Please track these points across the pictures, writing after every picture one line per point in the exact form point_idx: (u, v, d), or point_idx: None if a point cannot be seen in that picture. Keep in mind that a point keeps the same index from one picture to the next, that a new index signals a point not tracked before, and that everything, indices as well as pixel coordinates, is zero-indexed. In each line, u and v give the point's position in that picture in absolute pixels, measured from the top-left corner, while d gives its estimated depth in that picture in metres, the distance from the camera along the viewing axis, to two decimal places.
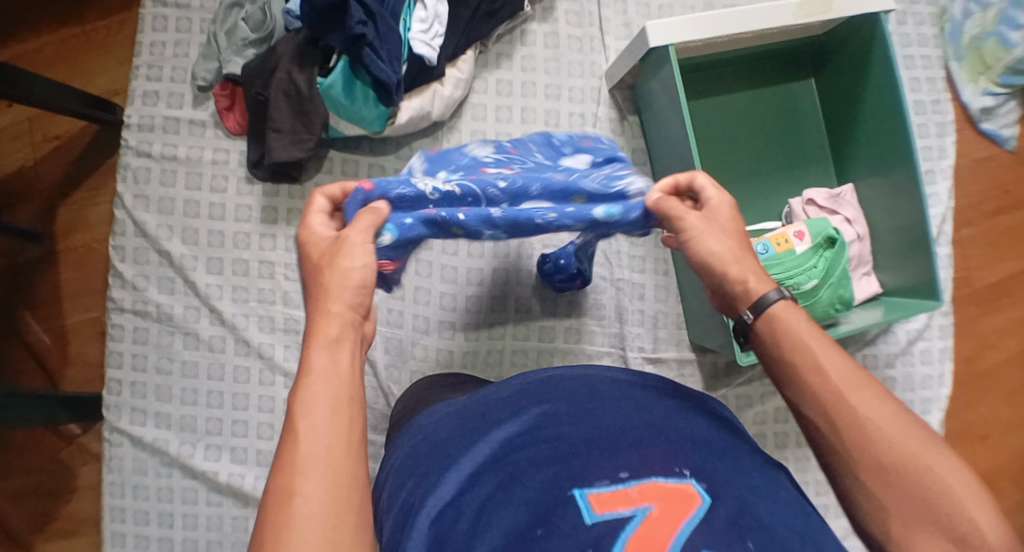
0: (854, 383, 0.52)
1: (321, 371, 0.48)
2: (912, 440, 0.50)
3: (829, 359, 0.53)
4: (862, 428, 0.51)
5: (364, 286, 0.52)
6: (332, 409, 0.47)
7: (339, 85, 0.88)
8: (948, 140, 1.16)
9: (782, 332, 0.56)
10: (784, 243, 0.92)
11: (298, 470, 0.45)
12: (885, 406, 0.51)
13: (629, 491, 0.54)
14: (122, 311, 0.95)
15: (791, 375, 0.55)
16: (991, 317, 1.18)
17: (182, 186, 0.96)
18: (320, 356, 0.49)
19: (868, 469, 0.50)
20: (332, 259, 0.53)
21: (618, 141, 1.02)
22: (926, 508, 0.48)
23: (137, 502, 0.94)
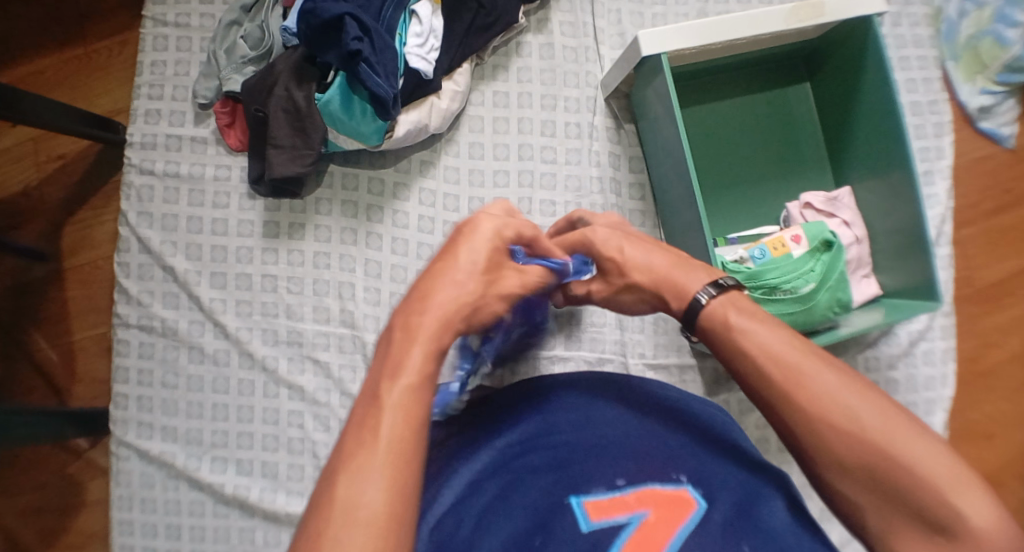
0: (802, 375, 0.55)
1: (405, 373, 0.51)
2: (867, 424, 0.53)
3: (779, 351, 0.57)
4: (817, 423, 0.54)
5: (460, 298, 0.56)
6: (405, 413, 0.49)
7: (338, 99, 0.88)
8: (946, 140, 1.15)
9: (735, 331, 0.59)
10: (781, 247, 0.93)
11: (346, 469, 0.47)
12: (843, 389, 0.54)
13: (625, 498, 0.56)
14: (128, 326, 0.96)
15: (751, 373, 0.58)
16: (994, 316, 1.18)
17: (185, 203, 0.97)
18: (416, 357, 0.52)
19: (835, 457, 0.54)
20: (482, 263, 0.58)
21: (615, 149, 1.02)
22: (896, 495, 0.52)
23: (146, 515, 0.95)
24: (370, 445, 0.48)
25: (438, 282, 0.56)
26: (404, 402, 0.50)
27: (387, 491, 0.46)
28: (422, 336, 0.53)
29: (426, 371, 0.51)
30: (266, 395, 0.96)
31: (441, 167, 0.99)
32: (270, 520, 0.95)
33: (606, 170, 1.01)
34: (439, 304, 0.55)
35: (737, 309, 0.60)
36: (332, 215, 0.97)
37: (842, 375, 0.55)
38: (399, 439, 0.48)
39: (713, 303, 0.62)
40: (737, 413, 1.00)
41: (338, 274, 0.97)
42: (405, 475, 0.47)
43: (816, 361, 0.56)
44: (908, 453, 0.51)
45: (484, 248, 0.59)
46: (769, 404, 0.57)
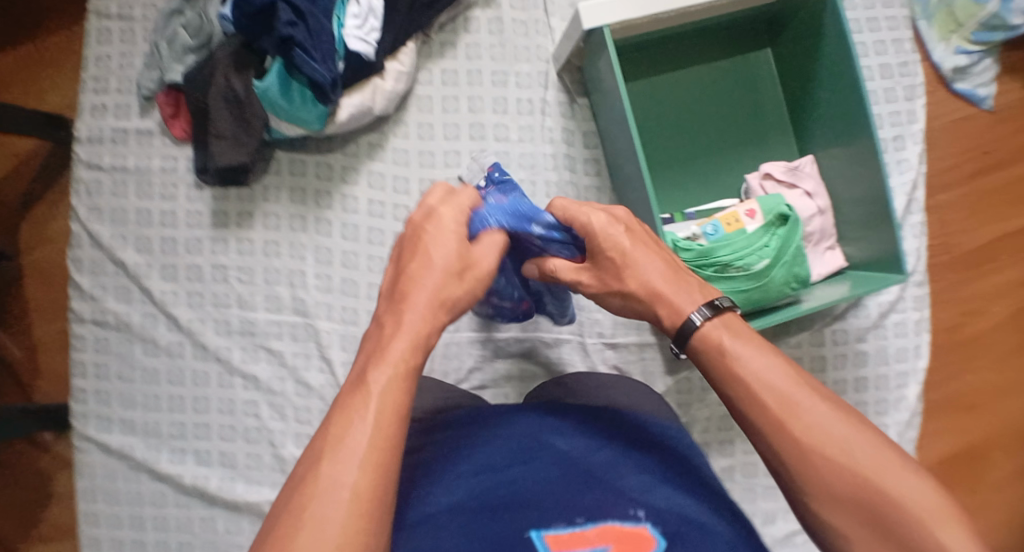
0: (797, 404, 0.56)
1: (390, 360, 0.54)
2: (860, 460, 0.53)
3: (767, 374, 0.57)
4: (807, 453, 0.54)
5: (441, 303, 0.59)
6: (387, 400, 0.52)
7: (276, 87, 0.86)
8: (919, 103, 1.12)
9: (729, 355, 0.60)
10: (735, 223, 0.92)
11: (324, 456, 0.50)
12: (839, 421, 0.54)
13: (586, 533, 0.53)
14: (82, 321, 0.96)
15: (743, 394, 0.58)
16: (974, 284, 1.14)
17: (134, 196, 0.97)
18: (400, 347, 0.55)
19: (823, 485, 0.53)
20: (453, 260, 0.60)
21: (569, 125, 0.99)
22: (887, 532, 0.51)
23: (110, 507, 0.96)
24: (362, 415, 0.51)
25: (420, 275, 0.59)
26: (389, 389, 0.53)
27: (363, 472, 0.49)
28: (405, 329, 0.56)
29: (410, 366, 0.55)
30: (221, 386, 0.96)
31: (389, 149, 0.97)
32: (231, 510, 0.95)
33: (559, 146, 0.98)
34: (417, 304, 0.58)
35: (731, 333, 0.61)
36: (281, 202, 0.96)
37: (835, 407, 0.55)
38: (385, 442, 0.51)
39: (706, 325, 0.62)
40: (699, 389, 0.99)
41: (288, 262, 0.96)
42: (386, 462, 0.50)
43: (807, 391, 0.56)
44: (896, 489, 0.52)
45: (453, 242, 0.61)
46: (758, 432, 0.57)
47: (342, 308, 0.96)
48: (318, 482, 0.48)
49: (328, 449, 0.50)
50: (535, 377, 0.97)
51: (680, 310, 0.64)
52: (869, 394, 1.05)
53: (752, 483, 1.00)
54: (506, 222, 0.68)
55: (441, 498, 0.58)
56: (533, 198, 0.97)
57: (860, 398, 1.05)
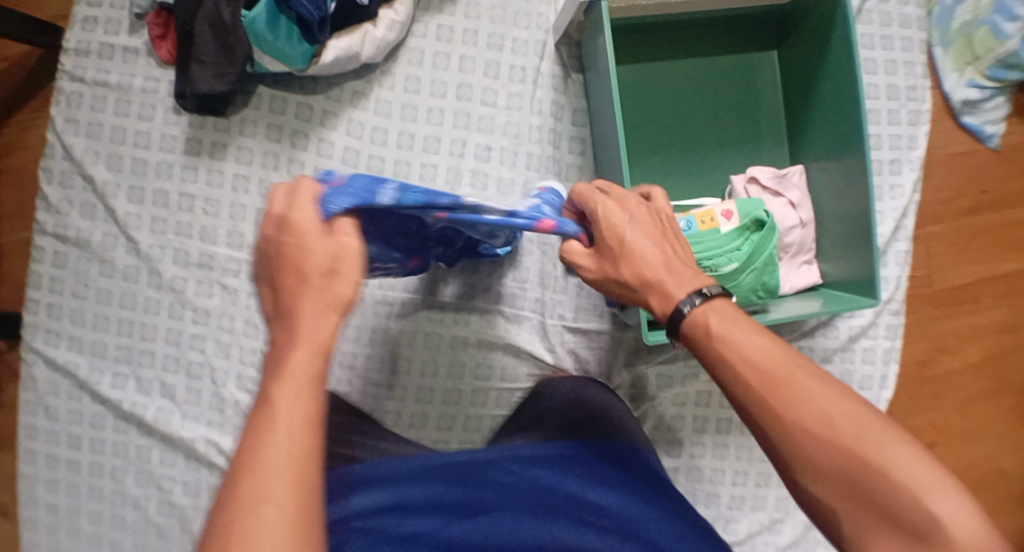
0: (784, 385, 0.54)
1: (291, 375, 0.50)
2: (850, 439, 0.52)
3: (755, 350, 0.56)
4: (798, 437, 0.53)
5: (334, 308, 0.53)
6: (296, 409, 0.48)
7: (263, 18, 0.84)
8: (922, 130, 1.08)
9: (718, 337, 0.59)
10: (709, 221, 0.87)
11: (254, 474, 0.45)
12: (829, 398, 0.53)
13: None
14: (44, 234, 0.95)
15: (734, 378, 0.57)
16: (949, 321, 1.12)
17: (111, 113, 0.95)
18: (305, 359, 0.51)
19: (816, 467, 0.53)
20: (325, 262, 0.54)
21: (560, 99, 0.97)
22: (884, 509, 0.50)
23: (49, 423, 0.96)
24: (273, 429, 0.47)
25: (303, 291, 0.53)
26: (295, 404, 0.49)
27: (286, 485, 0.45)
28: (302, 338, 0.51)
29: (316, 372, 0.50)
30: (171, 316, 0.95)
31: (373, 99, 0.95)
32: (166, 441, 0.95)
33: (547, 119, 0.96)
34: (307, 323, 0.52)
35: (717, 313, 0.60)
36: (256, 137, 0.94)
37: (824, 381, 0.54)
38: (304, 448, 0.47)
39: (694, 312, 0.61)
40: (653, 387, 0.97)
41: (256, 200, 0.94)
42: (310, 470, 0.47)
43: (795, 366, 0.55)
44: (890, 462, 0.50)
45: (316, 243, 0.54)
46: (749, 413, 0.56)
47: None
48: (249, 508, 0.44)
49: (256, 472, 0.45)
50: (493, 348, 0.96)
51: (658, 285, 0.64)
52: None
53: (694, 488, 0.99)
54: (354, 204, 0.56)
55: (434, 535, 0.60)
56: (513, 168, 0.96)
57: None
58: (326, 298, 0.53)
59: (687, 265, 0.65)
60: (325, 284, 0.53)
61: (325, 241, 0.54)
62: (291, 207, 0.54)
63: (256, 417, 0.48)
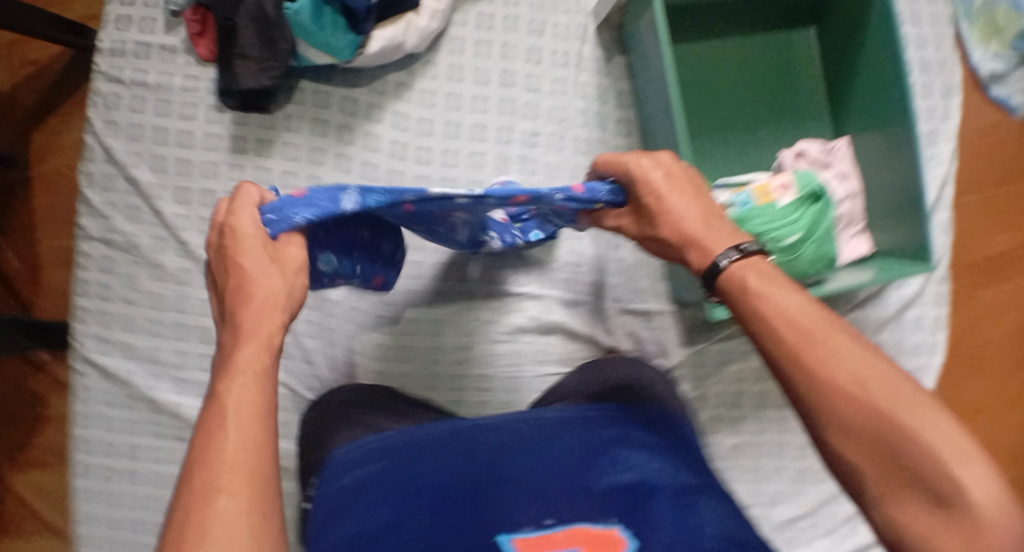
0: (816, 343, 0.55)
1: (238, 369, 0.53)
2: (878, 399, 0.52)
3: (790, 309, 0.57)
4: (827, 392, 0.54)
5: (285, 297, 0.58)
6: (247, 397, 0.52)
7: (308, 10, 0.82)
8: (955, 101, 1.07)
9: (754, 294, 0.59)
10: (767, 195, 0.87)
11: (215, 465, 0.48)
12: (858, 359, 0.54)
13: (557, 536, 0.58)
14: (90, 239, 0.94)
15: (766, 333, 0.57)
16: (988, 291, 1.11)
17: (152, 113, 0.94)
18: (249, 353, 0.54)
19: (841, 424, 0.53)
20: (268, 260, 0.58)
21: (604, 82, 0.96)
22: (904, 469, 0.51)
23: (102, 433, 0.94)
24: (220, 418, 0.50)
25: (245, 301, 0.57)
26: (243, 390, 0.52)
27: (236, 473, 0.48)
28: (248, 340, 0.55)
29: (260, 367, 0.54)
30: None
31: (417, 90, 0.94)
32: None
33: (592, 103, 0.96)
34: (258, 324, 0.56)
35: (758, 273, 0.60)
36: (302, 132, 0.93)
37: (857, 343, 0.55)
38: (256, 438, 0.50)
39: (733, 268, 0.61)
40: (713, 364, 1.00)
41: None
42: (258, 459, 0.49)
43: (831, 325, 0.56)
44: (919, 424, 0.50)
45: (261, 247, 0.58)
46: (778, 366, 0.57)
47: None
48: (203, 494, 0.47)
49: (213, 462, 0.48)
50: (551, 332, 0.98)
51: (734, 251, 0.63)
52: None
53: (755, 463, 1.02)
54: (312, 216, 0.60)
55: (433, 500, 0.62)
56: (560, 153, 0.95)
57: None
58: (265, 303, 0.57)
59: (727, 222, 0.66)
60: (277, 273, 0.58)
61: (268, 267, 0.58)
62: (233, 219, 0.59)
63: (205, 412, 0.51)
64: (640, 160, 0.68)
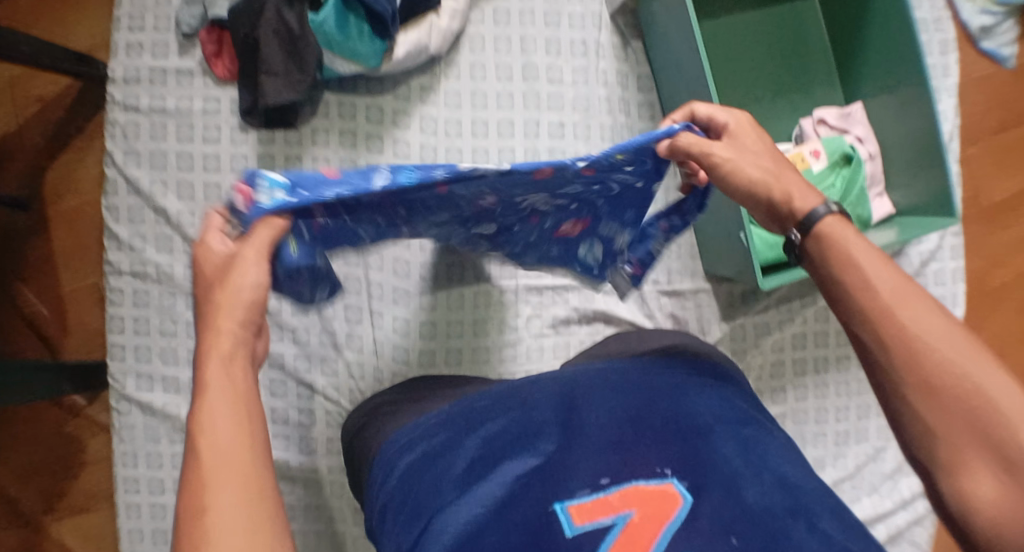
0: (900, 305, 0.49)
1: (207, 384, 0.45)
2: (960, 366, 0.47)
3: (876, 270, 0.50)
4: (909, 353, 0.48)
5: (255, 304, 0.49)
6: (225, 405, 0.45)
7: (332, 19, 0.82)
8: (952, 57, 1.12)
9: (832, 249, 0.53)
10: (801, 162, 0.92)
11: (208, 488, 0.42)
12: (940, 323, 0.48)
13: (610, 499, 0.49)
14: (120, 274, 0.91)
15: (843, 293, 0.52)
16: (999, 237, 1.15)
17: (174, 140, 0.92)
18: (216, 371, 0.46)
19: (915, 386, 0.48)
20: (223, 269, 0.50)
21: (623, 68, 0.98)
22: (980, 435, 0.46)
23: (151, 471, 0.91)
24: (197, 440, 0.43)
25: (214, 310, 0.48)
26: (217, 403, 0.45)
27: (230, 491, 0.42)
28: (216, 343, 0.47)
29: (233, 380, 0.46)
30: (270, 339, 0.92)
31: (441, 92, 0.95)
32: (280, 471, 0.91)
33: (615, 89, 0.97)
34: (223, 331, 0.47)
35: (847, 233, 0.53)
36: (330, 146, 0.93)
37: (938, 307, 0.49)
38: (240, 451, 0.43)
39: (826, 223, 0.54)
40: (754, 336, 1.00)
41: None
42: (256, 474, 0.43)
43: (915, 290, 0.50)
44: (996, 394, 0.46)
45: (216, 265, 0.50)
46: (854, 325, 0.51)
47: (395, 260, 0.94)
48: (194, 524, 0.41)
49: (203, 477, 0.42)
50: (595, 319, 0.97)
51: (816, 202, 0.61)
52: None
53: (802, 429, 1.01)
54: (343, 193, 0.53)
55: (470, 462, 0.55)
56: (588, 141, 0.96)
57: None
58: (228, 307, 0.48)
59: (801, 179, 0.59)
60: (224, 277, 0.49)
61: (238, 272, 0.49)
62: (200, 249, 0.51)
63: (192, 427, 0.44)
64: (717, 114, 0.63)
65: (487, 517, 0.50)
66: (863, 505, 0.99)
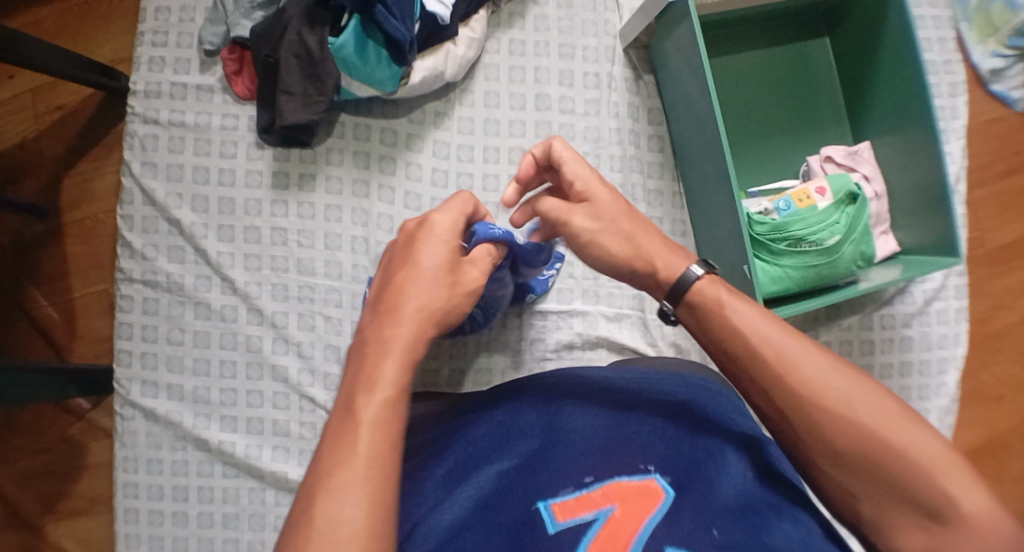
0: (792, 360, 0.56)
1: (380, 386, 0.50)
2: (862, 417, 0.53)
3: (770, 336, 0.57)
4: (808, 409, 0.55)
5: (425, 311, 0.55)
6: (378, 430, 0.49)
7: (352, 43, 0.85)
8: (961, 100, 1.13)
9: (726, 313, 0.59)
10: (806, 199, 0.94)
11: (328, 492, 0.47)
12: (837, 379, 0.55)
13: (592, 495, 0.52)
14: (131, 282, 0.93)
15: (748, 360, 0.57)
16: (1004, 279, 1.15)
17: (191, 153, 0.94)
18: (389, 374, 0.51)
19: (824, 448, 0.54)
20: (443, 264, 0.57)
21: (634, 101, 1.00)
22: (890, 482, 0.52)
23: (151, 477, 0.92)
24: (351, 457, 0.48)
25: (392, 317, 0.54)
26: (377, 418, 0.49)
27: (361, 508, 0.46)
28: (395, 347, 0.52)
29: (397, 389, 0.51)
30: (275, 352, 0.93)
31: (455, 118, 0.97)
32: (280, 484, 0.92)
33: (625, 121, 0.99)
34: (399, 338, 0.53)
35: (726, 291, 0.60)
36: (344, 166, 0.95)
37: (829, 360, 0.56)
38: (382, 467, 0.48)
39: (702, 281, 0.61)
40: None
41: (350, 229, 0.94)
42: (384, 493, 0.47)
43: (806, 350, 0.56)
44: (898, 439, 0.52)
45: (443, 248, 0.58)
46: (758, 389, 0.57)
47: None
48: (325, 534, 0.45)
49: (325, 479, 0.47)
50: (597, 347, 0.98)
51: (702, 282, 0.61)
52: (912, 379, 1.06)
53: None
54: None
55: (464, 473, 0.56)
56: (597, 171, 0.97)
57: (904, 382, 1.05)
58: (417, 315, 0.54)
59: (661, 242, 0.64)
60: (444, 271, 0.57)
61: (440, 276, 0.57)
62: (440, 217, 0.59)
63: (338, 435, 0.49)
64: (582, 168, 0.64)
65: (469, 517, 0.52)
66: None
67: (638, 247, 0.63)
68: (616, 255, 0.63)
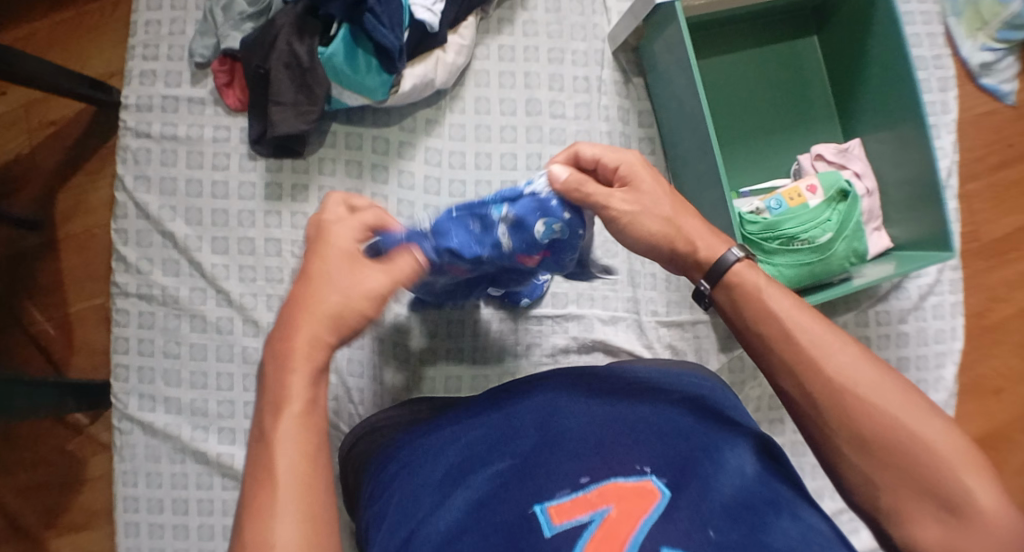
0: (824, 347, 0.56)
1: (287, 401, 0.51)
2: (889, 407, 0.54)
3: (802, 324, 0.58)
4: (838, 394, 0.55)
5: (341, 317, 0.54)
6: (296, 444, 0.49)
7: (341, 53, 0.85)
8: (951, 94, 1.13)
9: (759, 304, 0.60)
10: (797, 197, 0.94)
11: (266, 513, 0.47)
12: (866, 370, 0.55)
13: (589, 496, 0.52)
14: (127, 295, 0.93)
15: (781, 345, 0.58)
16: (999, 272, 1.15)
17: (184, 165, 0.94)
18: (300, 387, 0.51)
19: (850, 435, 0.55)
20: (349, 264, 0.55)
21: (624, 103, 1.00)
22: (912, 474, 0.52)
23: (150, 490, 0.92)
24: (271, 475, 0.48)
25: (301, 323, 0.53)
26: (293, 431, 0.50)
27: (296, 525, 0.47)
28: (301, 357, 0.52)
29: (308, 399, 0.51)
30: None
31: (446, 124, 0.97)
32: None
33: (615, 124, 0.99)
34: (302, 347, 0.52)
35: (764, 284, 0.61)
36: (337, 175, 0.95)
37: (861, 352, 0.56)
38: (308, 484, 0.49)
39: (739, 263, 0.62)
40: (751, 367, 1.01)
41: None
42: (315, 506, 0.48)
43: (837, 340, 0.57)
44: (921, 432, 0.53)
45: (341, 256, 0.56)
46: (789, 375, 0.58)
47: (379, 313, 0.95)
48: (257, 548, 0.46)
49: (260, 496, 0.48)
50: (594, 349, 0.98)
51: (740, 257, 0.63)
52: (910, 374, 1.06)
53: (802, 462, 1.00)
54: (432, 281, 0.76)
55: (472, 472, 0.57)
56: None
57: None
58: (326, 316, 0.53)
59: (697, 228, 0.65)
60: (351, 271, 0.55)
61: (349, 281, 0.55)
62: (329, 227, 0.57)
63: (262, 451, 0.49)
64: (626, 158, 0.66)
65: (465, 519, 0.53)
66: (862, 538, 0.99)
67: (678, 227, 0.65)
68: (655, 234, 0.65)
